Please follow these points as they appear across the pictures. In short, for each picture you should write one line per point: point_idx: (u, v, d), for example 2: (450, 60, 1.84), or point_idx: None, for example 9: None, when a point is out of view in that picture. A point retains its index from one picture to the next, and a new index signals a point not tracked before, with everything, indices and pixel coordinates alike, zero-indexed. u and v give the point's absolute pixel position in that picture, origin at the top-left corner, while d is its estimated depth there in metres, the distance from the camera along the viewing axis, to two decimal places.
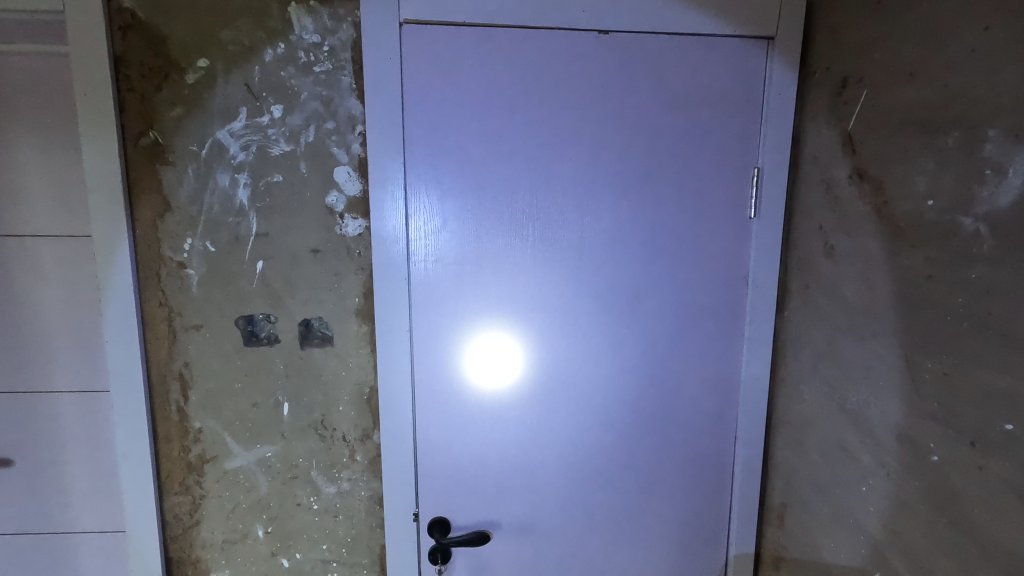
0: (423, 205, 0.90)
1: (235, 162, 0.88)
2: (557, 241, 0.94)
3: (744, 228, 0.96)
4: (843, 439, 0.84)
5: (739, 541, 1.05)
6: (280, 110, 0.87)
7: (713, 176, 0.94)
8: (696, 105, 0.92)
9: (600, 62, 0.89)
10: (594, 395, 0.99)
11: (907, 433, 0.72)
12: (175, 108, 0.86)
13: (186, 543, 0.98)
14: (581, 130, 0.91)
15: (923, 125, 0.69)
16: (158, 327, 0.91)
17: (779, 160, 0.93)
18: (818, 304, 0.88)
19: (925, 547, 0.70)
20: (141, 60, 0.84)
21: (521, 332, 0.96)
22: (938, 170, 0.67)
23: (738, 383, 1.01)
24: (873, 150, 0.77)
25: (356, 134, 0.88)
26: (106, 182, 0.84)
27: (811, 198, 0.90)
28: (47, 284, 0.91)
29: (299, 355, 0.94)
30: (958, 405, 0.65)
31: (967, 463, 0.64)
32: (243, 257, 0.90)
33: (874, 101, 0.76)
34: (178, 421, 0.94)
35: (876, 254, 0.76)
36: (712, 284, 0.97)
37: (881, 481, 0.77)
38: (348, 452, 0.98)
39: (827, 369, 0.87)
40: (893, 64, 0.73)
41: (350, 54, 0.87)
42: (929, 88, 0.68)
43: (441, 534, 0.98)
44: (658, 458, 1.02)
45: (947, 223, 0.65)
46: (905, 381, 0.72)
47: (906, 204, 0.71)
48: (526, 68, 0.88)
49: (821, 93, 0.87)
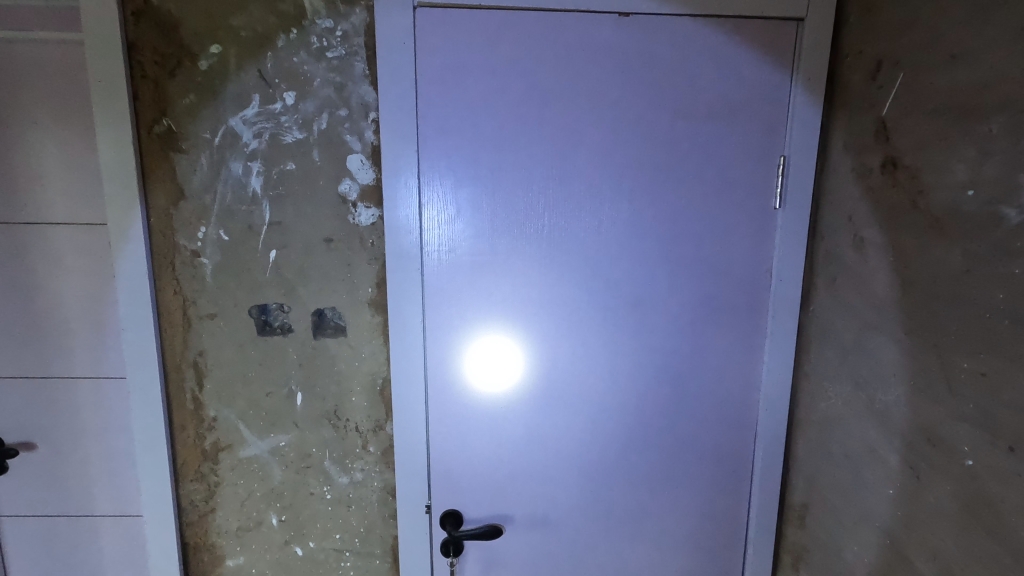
0: (436, 194, 0.89)
1: (248, 150, 0.87)
2: (572, 233, 0.91)
3: (767, 218, 0.92)
4: (869, 439, 0.81)
5: (758, 539, 1.03)
6: (292, 96, 0.86)
7: (736, 164, 0.90)
8: (719, 90, 0.88)
9: (619, 46, 0.86)
10: (609, 391, 0.97)
11: (938, 434, 0.69)
12: (188, 95, 0.85)
13: (202, 529, 0.99)
14: (599, 118, 0.88)
15: (963, 110, 0.65)
16: (172, 316, 0.91)
17: (806, 148, 0.89)
18: (846, 298, 0.85)
19: (956, 554, 0.67)
20: (154, 46, 0.83)
21: (534, 326, 0.94)
22: (979, 158, 0.63)
23: (759, 379, 0.98)
24: (908, 137, 0.73)
25: (369, 121, 0.87)
26: (121, 170, 0.84)
27: (841, 187, 0.86)
28: (65, 270, 0.91)
29: (312, 345, 0.94)
30: (995, 407, 0.61)
31: (1003, 468, 0.60)
32: (256, 246, 0.90)
33: (911, 85, 0.72)
34: (193, 408, 0.95)
35: (909, 247, 0.73)
36: (734, 277, 0.94)
37: (910, 485, 0.73)
38: (360, 442, 0.97)
39: (853, 366, 0.84)
40: (933, 46, 0.69)
41: (364, 39, 0.85)
42: (972, 71, 0.64)
43: (453, 527, 0.97)
44: (674, 455, 0.99)
45: (988, 215, 0.62)
46: (938, 381, 0.69)
47: (944, 194, 0.67)
48: (544, 53, 0.85)
49: (853, 78, 0.83)
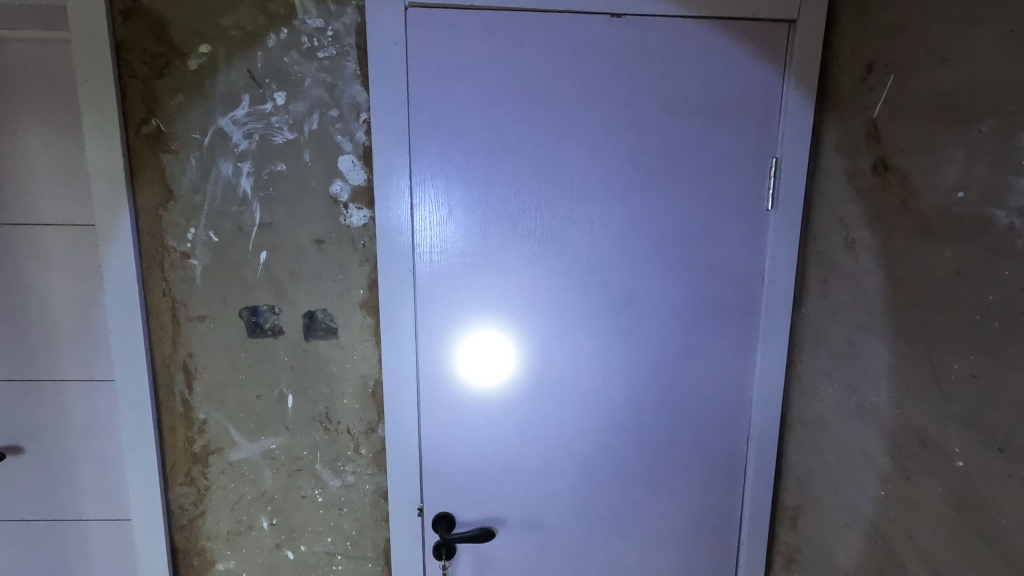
0: (428, 195, 0.88)
1: (238, 151, 0.86)
2: (565, 235, 0.91)
3: (760, 219, 0.92)
4: (860, 440, 0.81)
5: (751, 541, 1.03)
6: (283, 97, 0.85)
7: (729, 165, 0.90)
8: (711, 91, 0.88)
9: (611, 47, 0.86)
10: (602, 393, 0.96)
11: (928, 435, 0.69)
12: (177, 95, 0.84)
13: (191, 533, 0.98)
14: (592, 119, 0.88)
15: (954, 113, 0.65)
16: (161, 318, 0.90)
17: (799, 149, 0.89)
18: (838, 300, 0.85)
19: (947, 555, 0.67)
20: (142, 46, 0.82)
21: (527, 328, 0.93)
22: (969, 160, 0.63)
23: (752, 380, 0.98)
24: (899, 138, 0.73)
25: (360, 122, 0.86)
26: (109, 171, 0.83)
27: (832, 189, 0.86)
28: (52, 272, 0.90)
29: (303, 347, 0.93)
30: (985, 409, 0.61)
31: (994, 469, 0.60)
32: (246, 247, 0.89)
33: (902, 87, 0.73)
34: (183, 411, 0.94)
35: (901, 248, 0.73)
36: (726, 278, 0.94)
37: (901, 486, 0.74)
38: (352, 445, 0.97)
39: (844, 367, 0.84)
40: (923, 48, 0.70)
41: (355, 40, 0.84)
42: (962, 74, 0.64)
43: (445, 530, 0.96)
44: (667, 456, 0.99)
45: (979, 216, 0.62)
46: (928, 382, 0.69)
47: (935, 195, 0.68)
48: (537, 53, 0.85)
49: (845, 79, 0.84)
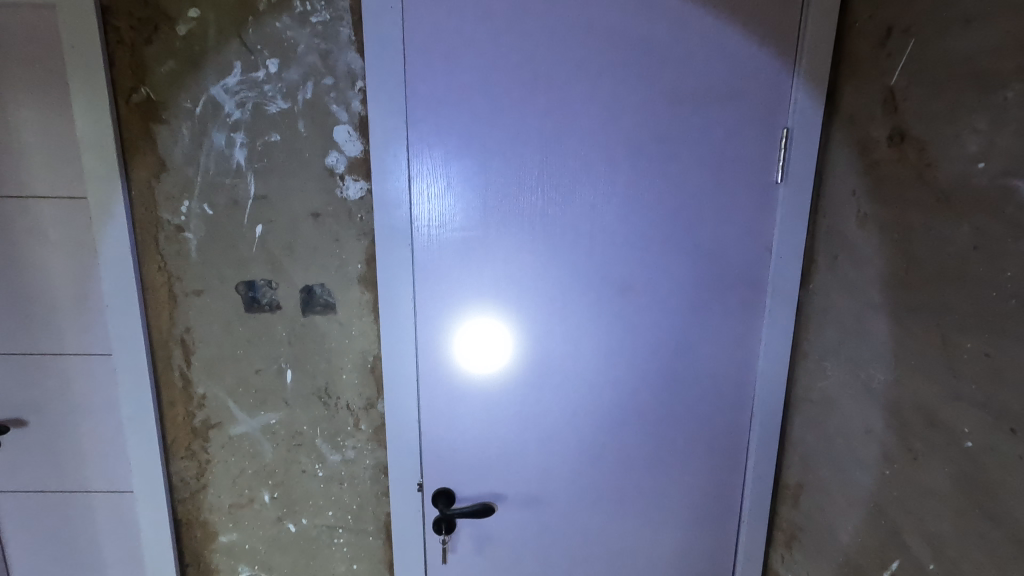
0: (426, 167, 0.85)
1: (230, 121, 0.84)
2: (567, 209, 0.89)
3: (769, 193, 0.89)
4: (866, 418, 0.80)
5: (751, 517, 1.03)
6: (276, 64, 0.82)
7: (737, 135, 0.87)
8: (719, 57, 0.84)
9: (616, 10, 0.82)
10: (603, 372, 0.95)
11: (936, 414, 0.68)
12: (166, 62, 0.81)
13: (194, 506, 0.99)
14: (596, 87, 0.84)
15: (976, 79, 0.62)
16: (157, 292, 0.89)
17: (811, 119, 0.86)
18: (847, 276, 0.83)
19: (951, 535, 0.66)
20: (129, 10, 0.79)
21: (527, 304, 0.92)
22: (992, 129, 0.60)
23: (756, 357, 0.96)
24: (918, 107, 0.70)
25: (356, 90, 0.83)
26: (99, 141, 0.81)
27: (844, 160, 0.83)
28: (48, 246, 0.89)
29: (301, 322, 0.92)
30: (997, 389, 0.60)
31: (1004, 450, 0.59)
32: (242, 220, 0.87)
33: (923, 52, 0.69)
34: (181, 385, 0.93)
35: (916, 221, 0.70)
36: (733, 253, 0.92)
37: (908, 466, 0.72)
38: (352, 420, 0.96)
39: (851, 345, 0.82)
40: (947, 10, 0.66)
41: (349, 3, 0.81)
42: (987, 37, 0.61)
43: (445, 505, 0.97)
44: (668, 435, 0.98)
45: (999, 188, 0.59)
46: (938, 360, 0.67)
47: (954, 166, 0.65)
48: (540, 18, 0.81)
49: (863, 45, 0.80)
